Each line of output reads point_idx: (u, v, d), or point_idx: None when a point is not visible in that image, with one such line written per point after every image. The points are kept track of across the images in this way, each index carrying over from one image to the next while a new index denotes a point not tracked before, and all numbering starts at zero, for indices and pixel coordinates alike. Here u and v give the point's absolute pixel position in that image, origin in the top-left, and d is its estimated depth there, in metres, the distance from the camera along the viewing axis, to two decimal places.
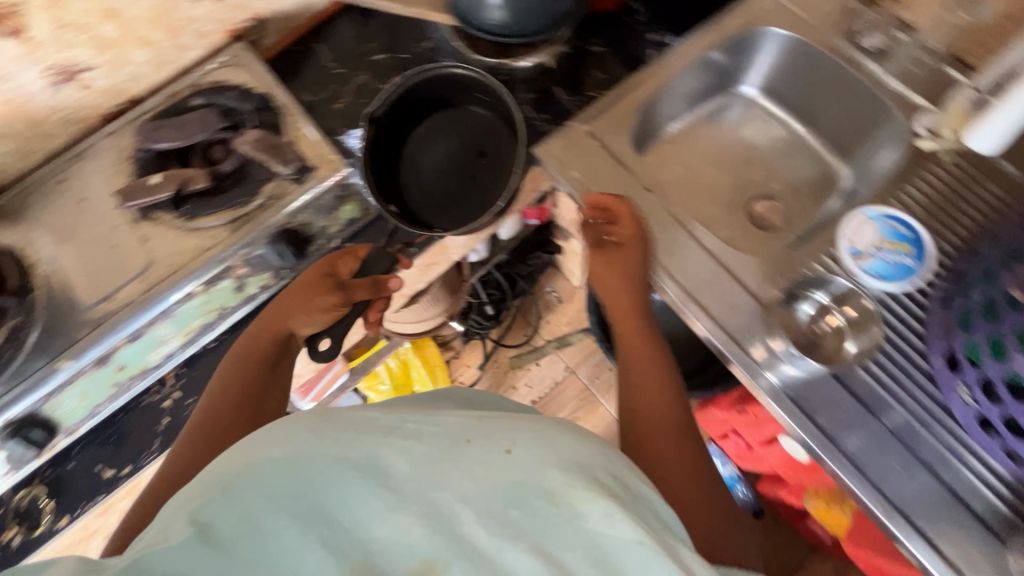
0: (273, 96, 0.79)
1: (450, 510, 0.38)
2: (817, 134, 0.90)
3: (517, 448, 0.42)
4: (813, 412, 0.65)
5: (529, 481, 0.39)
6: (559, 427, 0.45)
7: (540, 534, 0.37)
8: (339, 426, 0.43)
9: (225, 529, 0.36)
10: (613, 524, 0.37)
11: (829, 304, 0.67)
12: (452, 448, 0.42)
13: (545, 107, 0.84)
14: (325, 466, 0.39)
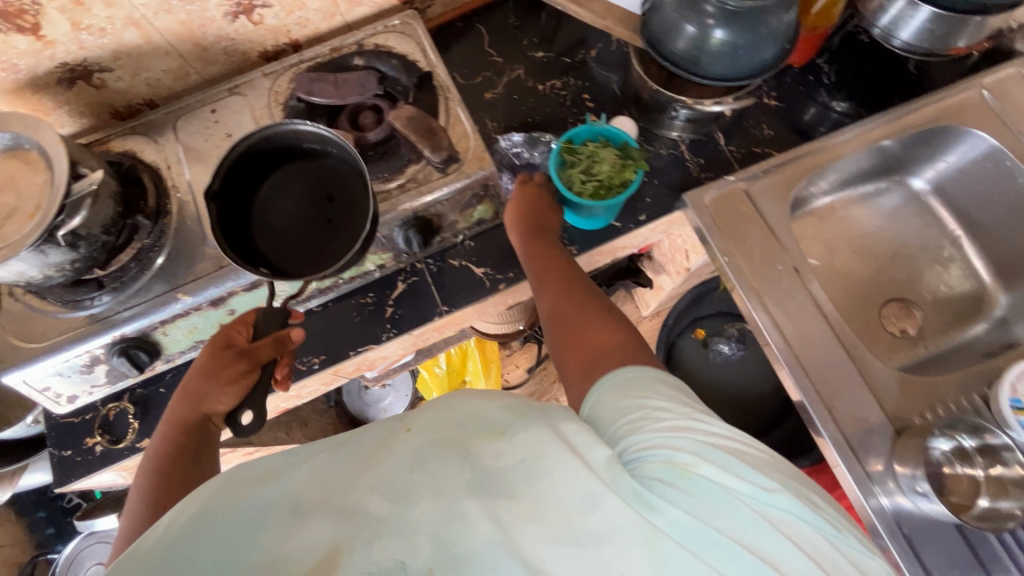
0: (435, 75, 0.76)
1: (362, 502, 0.36)
2: (978, 249, 0.83)
3: (417, 427, 0.40)
4: (919, 546, 0.60)
5: (428, 446, 0.38)
6: (462, 396, 0.43)
7: (438, 488, 0.36)
8: (255, 464, 0.40)
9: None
10: (520, 441, 0.38)
11: (971, 450, 0.62)
12: (361, 450, 0.40)
13: (702, 150, 0.80)
14: (250, 501, 0.37)
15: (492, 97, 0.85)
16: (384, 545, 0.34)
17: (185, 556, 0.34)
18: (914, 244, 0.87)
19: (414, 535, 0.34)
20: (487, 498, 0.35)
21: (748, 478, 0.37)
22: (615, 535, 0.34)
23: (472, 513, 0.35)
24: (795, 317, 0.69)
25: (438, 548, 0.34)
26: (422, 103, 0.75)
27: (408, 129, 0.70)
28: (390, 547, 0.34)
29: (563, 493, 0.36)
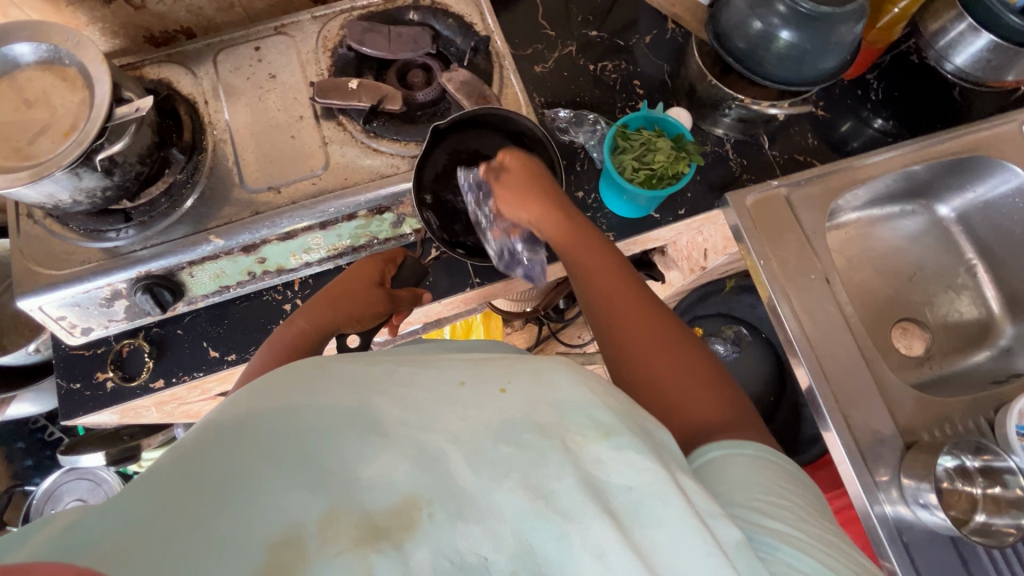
0: (492, 40, 0.75)
1: (438, 453, 0.34)
2: (992, 279, 0.86)
3: (512, 389, 0.38)
4: (914, 553, 0.64)
5: (523, 419, 0.36)
6: (552, 362, 0.41)
7: (530, 471, 0.34)
8: (325, 371, 0.37)
9: (211, 476, 0.32)
10: (628, 459, 0.35)
11: (973, 468, 0.64)
12: (444, 391, 0.38)
13: (746, 152, 0.80)
14: (317, 414, 0.35)
15: (542, 71, 0.83)
16: (466, 534, 0.32)
17: (245, 460, 0.33)
18: (931, 269, 0.89)
19: (499, 523, 0.32)
20: (590, 514, 0.32)
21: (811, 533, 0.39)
22: (688, 550, 0.32)
23: (567, 520, 0.32)
24: (823, 327, 0.71)
25: (520, 550, 0.32)
26: (477, 68, 0.73)
27: (464, 95, 0.69)
28: (471, 539, 0.32)
29: (682, 543, 0.33)
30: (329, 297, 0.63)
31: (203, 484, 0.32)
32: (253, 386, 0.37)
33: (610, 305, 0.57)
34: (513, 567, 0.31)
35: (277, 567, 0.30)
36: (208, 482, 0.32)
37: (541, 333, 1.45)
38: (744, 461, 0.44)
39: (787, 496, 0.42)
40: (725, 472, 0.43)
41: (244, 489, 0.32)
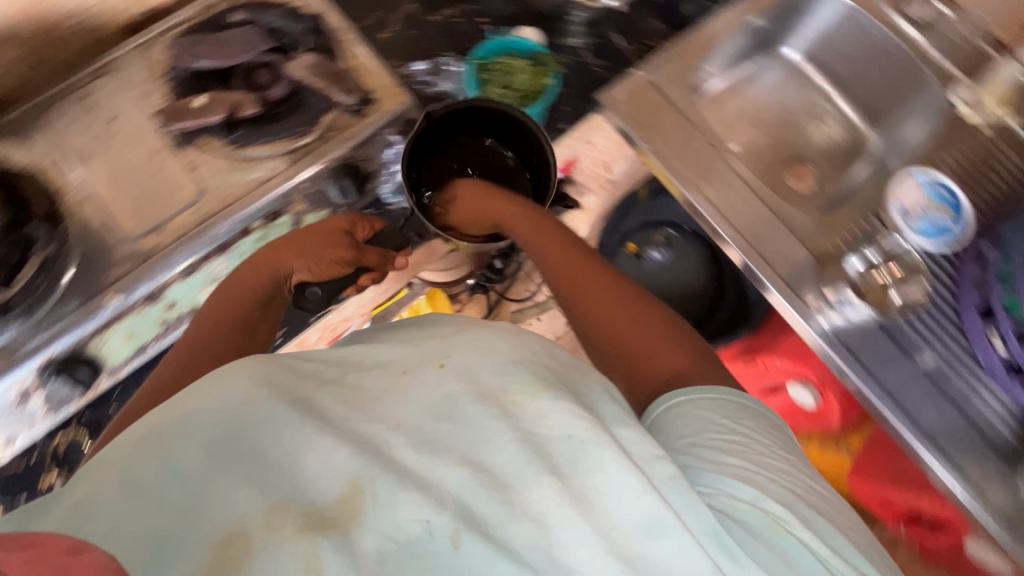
0: (324, 16, 0.73)
1: (381, 440, 0.36)
2: (849, 101, 0.94)
3: (449, 363, 0.41)
4: (859, 352, 0.71)
5: (463, 392, 0.38)
6: (492, 332, 0.44)
7: (472, 447, 0.36)
8: (264, 365, 0.39)
9: (154, 485, 0.34)
10: (558, 410, 0.38)
11: (877, 262, 0.72)
12: (391, 382, 0.40)
13: (604, 53, 0.84)
14: (260, 402, 0.36)
15: (387, 36, 0.82)
16: (407, 504, 0.33)
17: (183, 465, 0.34)
18: (799, 109, 0.96)
19: (441, 491, 0.34)
20: (526, 480, 0.35)
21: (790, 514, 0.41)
22: (621, 489, 0.35)
23: (505, 491, 0.34)
24: (717, 185, 0.76)
25: (462, 509, 0.34)
26: (319, 48, 0.71)
27: (314, 76, 0.70)
28: (413, 507, 0.33)
29: (620, 484, 0.35)
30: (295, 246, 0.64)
31: (165, 466, 0.34)
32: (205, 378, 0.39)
33: (588, 286, 0.60)
34: (455, 526, 0.33)
35: (221, 561, 0.31)
36: (159, 479, 0.34)
37: None
38: (716, 408, 0.48)
39: (779, 481, 0.43)
40: (683, 417, 0.48)
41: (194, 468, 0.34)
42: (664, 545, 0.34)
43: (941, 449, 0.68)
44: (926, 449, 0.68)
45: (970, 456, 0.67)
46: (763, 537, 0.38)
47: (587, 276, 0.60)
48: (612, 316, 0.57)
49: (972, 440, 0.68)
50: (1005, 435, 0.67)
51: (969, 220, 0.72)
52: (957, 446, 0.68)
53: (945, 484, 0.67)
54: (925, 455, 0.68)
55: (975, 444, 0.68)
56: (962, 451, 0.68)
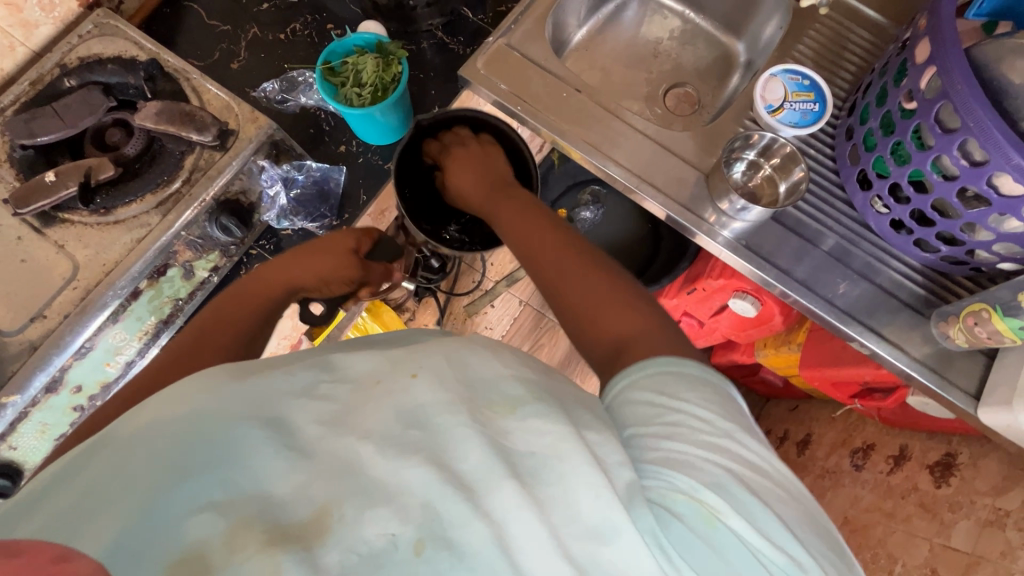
0: (161, 60, 0.71)
1: (352, 450, 0.35)
2: (708, 19, 0.97)
3: (422, 372, 0.40)
4: (767, 254, 0.73)
5: (433, 403, 0.38)
6: (466, 348, 0.44)
7: (434, 449, 0.35)
8: (243, 378, 0.40)
9: (109, 493, 0.33)
10: (533, 428, 0.38)
11: (757, 159, 0.77)
12: (362, 392, 0.40)
13: (457, 30, 0.84)
14: (228, 420, 0.36)
15: (239, 66, 0.81)
16: (374, 517, 0.32)
17: (147, 477, 0.33)
18: (666, 38, 0.98)
19: (407, 499, 0.33)
20: (491, 485, 0.34)
21: (742, 509, 0.38)
22: (572, 480, 0.36)
23: (473, 496, 0.34)
24: (594, 128, 0.77)
25: (425, 517, 0.33)
26: (164, 94, 0.69)
27: (163, 122, 0.66)
28: (380, 520, 0.32)
29: (586, 480, 0.36)
30: (302, 259, 0.65)
31: (130, 473, 0.34)
32: (173, 389, 0.40)
33: (551, 257, 0.59)
34: (418, 537, 0.32)
35: None
36: (119, 488, 0.33)
37: (440, 301, 1.47)
38: (658, 388, 0.45)
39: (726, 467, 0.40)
40: (628, 401, 0.45)
41: (150, 482, 0.33)
42: (615, 551, 0.34)
43: (863, 321, 0.71)
44: (849, 325, 0.71)
45: (889, 320, 0.71)
46: (700, 530, 0.37)
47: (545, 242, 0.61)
48: (575, 287, 0.57)
49: (887, 305, 0.71)
50: (915, 291, 0.71)
51: (828, 98, 0.75)
52: (874, 314, 0.71)
53: (873, 352, 0.71)
54: (849, 330, 0.71)
55: (890, 308, 0.71)
56: (880, 318, 0.71)
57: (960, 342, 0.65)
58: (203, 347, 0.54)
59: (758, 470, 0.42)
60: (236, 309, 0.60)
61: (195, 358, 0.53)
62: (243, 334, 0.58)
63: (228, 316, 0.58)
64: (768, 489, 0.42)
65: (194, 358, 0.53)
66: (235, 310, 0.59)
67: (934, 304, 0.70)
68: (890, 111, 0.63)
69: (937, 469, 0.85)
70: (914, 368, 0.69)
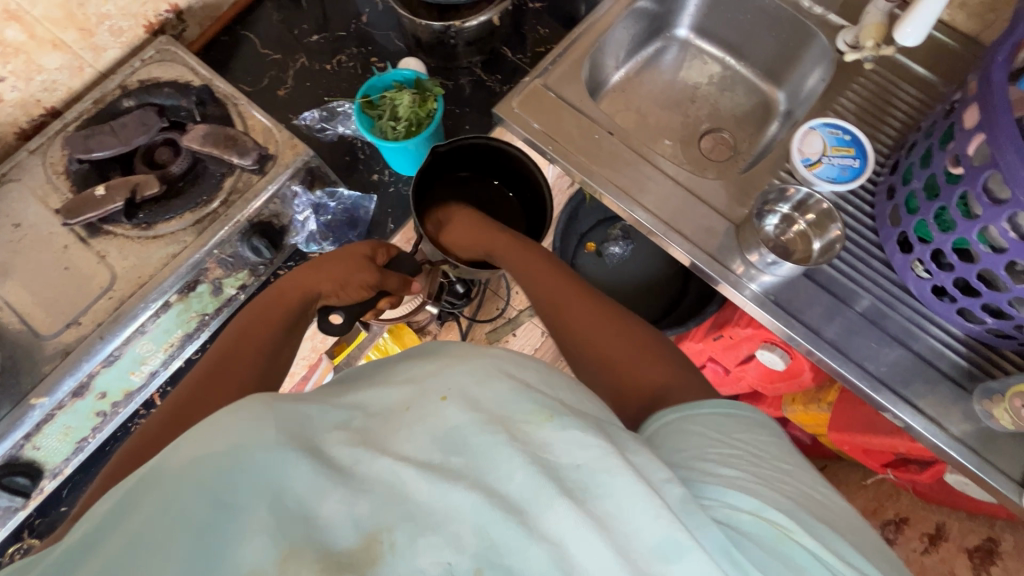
0: (213, 86, 0.75)
1: (393, 476, 0.34)
2: (749, 67, 0.96)
3: (452, 393, 0.38)
4: (795, 312, 0.71)
5: (469, 423, 0.36)
6: (485, 361, 0.41)
7: (478, 474, 0.34)
8: (275, 404, 0.38)
9: (156, 529, 0.32)
10: (571, 440, 0.36)
11: (791, 214, 0.74)
12: (392, 418, 0.39)
13: (495, 68, 0.86)
14: (269, 448, 0.35)
15: (284, 93, 0.84)
16: (427, 545, 0.31)
17: (194, 513, 0.33)
18: (705, 83, 0.98)
19: (458, 526, 0.32)
20: (542, 505, 0.33)
21: (813, 535, 0.38)
22: (635, 506, 0.33)
23: (521, 517, 0.32)
24: (624, 171, 0.77)
25: (483, 545, 0.31)
26: (212, 118, 0.73)
27: (208, 145, 0.70)
28: (432, 548, 0.31)
29: (643, 507, 0.33)
30: (318, 265, 0.67)
31: (174, 508, 0.33)
32: (216, 416, 0.38)
33: (568, 308, 0.61)
34: (477, 566, 0.31)
35: None
36: (165, 523, 0.32)
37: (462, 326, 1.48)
38: (712, 424, 0.46)
39: (784, 486, 0.41)
40: (677, 433, 0.45)
41: (204, 514, 0.33)
42: (679, 570, 0.32)
43: (898, 391, 0.67)
44: (882, 395, 0.67)
45: (928, 391, 0.67)
46: (771, 547, 0.36)
47: (566, 291, 0.63)
48: (593, 343, 0.57)
49: (925, 375, 0.67)
50: (956, 363, 0.67)
51: (870, 154, 0.73)
52: (911, 385, 0.67)
53: (908, 425, 0.66)
54: (882, 400, 0.67)
55: (929, 379, 0.67)
56: (919, 390, 0.67)
57: (1005, 424, 0.61)
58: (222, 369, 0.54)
59: (813, 494, 0.42)
60: (262, 324, 0.61)
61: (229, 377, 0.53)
62: (268, 347, 0.59)
63: (251, 327, 0.60)
64: (831, 517, 0.41)
65: (227, 378, 0.53)
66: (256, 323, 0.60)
67: (977, 377, 0.66)
68: (934, 174, 0.60)
69: (977, 554, 0.79)
70: (952, 446, 0.64)
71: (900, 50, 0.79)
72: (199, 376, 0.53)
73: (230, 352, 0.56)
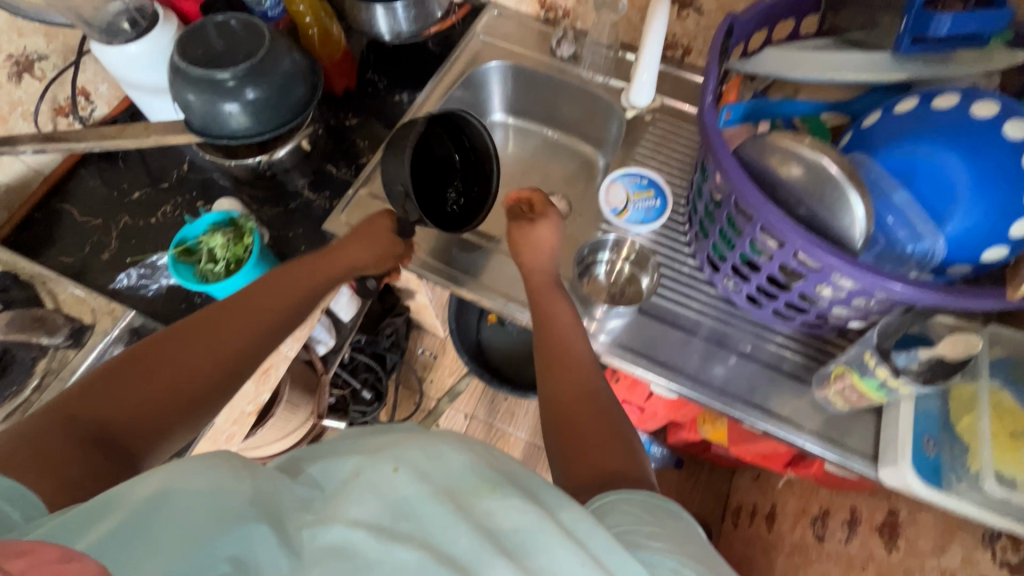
0: (18, 269, 0.72)
1: (342, 540, 0.35)
2: (565, 133, 1.06)
3: (404, 465, 0.38)
4: (644, 349, 0.74)
5: (416, 492, 0.36)
6: (443, 438, 0.41)
7: (427, 536, 0.35)
8: (261, 472, 0.39)
9: (142, 541, 0.32)
10: (512, 505, 0.37)
11: (614, 258, 0.80)
12: (346, 480, 0.38)
13: (323, 186, 0.88)
14: (251, 506, 0.35)
15: (108, 256, 0.81)
16: None
17: (176, 542, 0.32)
18: (532, 155, 1.07)
19: None
20: (483, 564, 0.34)
21: None
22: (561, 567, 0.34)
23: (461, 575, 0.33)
24: (460, 255, 0.81)
25: None
26: (16, 302, 0.69)
27: (11, 331, 0.66)
28: None
29: (568, 566, 0.34)
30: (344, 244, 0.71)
31: (161, 532, 0.33)
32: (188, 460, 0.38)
33: (562, 368, 0.64)
34: None
35: None
36: (150, 541, 0.32)
37: None
38: (648, 507, 0.46)
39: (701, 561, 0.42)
40: (611, 513, 0.45)
41: (185, 543, 0.33)
42: None
43: (750, 402, 0.70)
44: (737, 409, 0.70)
45: (777, 393, 0.70)
46: None
47: (563, 347, 0.66)
48: (570, 411, 0.59)
49: (771, 378, 0.71)
50: (794, 359, 0.72)
51: (667, 192, 0.81)
52: (761, 392, 0.70)
53: (766, 430, 0.69)
54: (737, 413, 0.69)
55: (774, 381, 0.71)
56: (770, 395, 0.70)
57: (842, 405, 0.65)
58: (179, 359, 0.51)
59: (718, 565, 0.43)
60: (276, 288, 0.62)
61: (199, 385, 0.50)
62: (258, 338, 0.57)
63: (270, 290, 0.62)
64: None
65: (196, 381, 0.50)
66: (275, 292, 0.62)
67: (813, 368, 0.71)
68: (708, 202, 0.68)
69: (886, 530, 0.81)
70: (811, 441, 0.67)
71: (673, 99, 0.90)
72: (194, 327, 0.54)
73: (200, 334, 0.53)
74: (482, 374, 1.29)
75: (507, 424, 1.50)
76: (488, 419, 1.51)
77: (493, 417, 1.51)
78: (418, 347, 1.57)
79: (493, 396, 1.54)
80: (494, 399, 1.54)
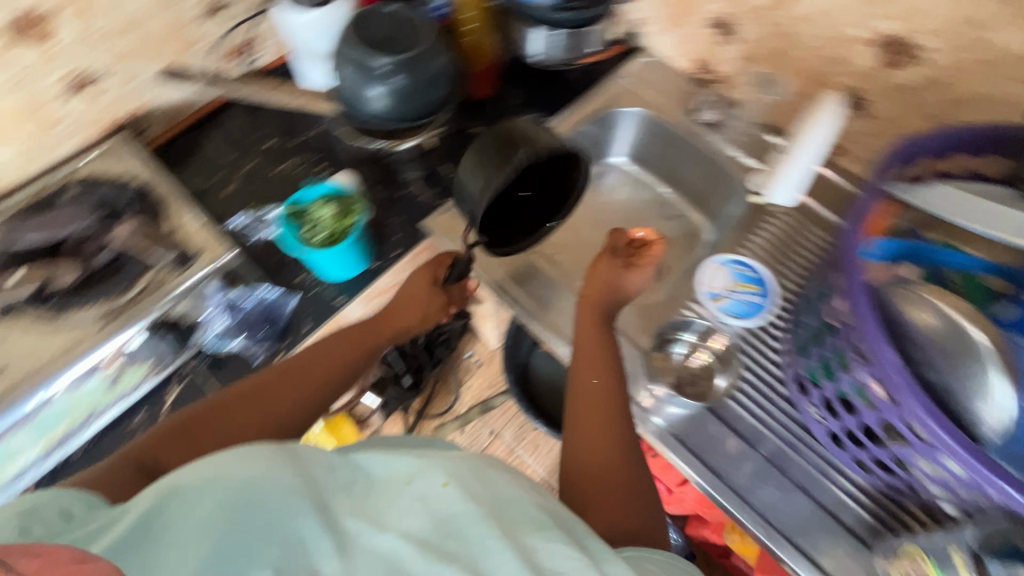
0: (154, 185, 0.80)
1: (393, 546, 0.38)
2: (681, 194, 1.02)
3: (453, 483, 0.42)
4: (697, 448, 0.69)
5: (467, 513, 0.40)
6: (485, 464, 0.47)
7: (475, 559, 0.38)
8: (306, 462, 0.43)
9: (174, 531, 0.37)
10: (556, 550, 0.39)
11: (697, 342, 0.77)
12: (397, 491, 0.42)
13: (434, 182, 0.90)
14: (289, 489, 0.39)
15: (229, 192, 0.88)
16: None
17: (213, 529, 0.37)
18: (640, 206, 1.04)
19: None
20: None
21: None
22: None
23: None
24: (540, 290, 0.80)
25: None
26: (144, 212, 0.77)
27: (134, 240, 0.74)
28: None
29: None
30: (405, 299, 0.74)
31: (201, 515, 0.37)
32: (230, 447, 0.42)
33: (587, 414, 0.63)
34: None
35: None
36: (198, 526, 0.37)
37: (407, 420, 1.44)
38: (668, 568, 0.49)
39: None
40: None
41: (221, 529, 0.37)
42: None
43: (795, 542, 0.64)
44: (780, 545, 0.64)
45: (830, 544, 0.64)
46: None
47: (596, 406, 0.63)
48: (592, 465, 0.60)
49: (826, 526, 0.65)
50: (861, 516, 0.64)
51: (774, 292, 0.76)
52: (809, 534, 0.65)
53: None
54: (778, 549, 0.64)
55: (830, 530, 0.64)
56: (817, 541, 0.64)
57: None
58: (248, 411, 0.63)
59: None
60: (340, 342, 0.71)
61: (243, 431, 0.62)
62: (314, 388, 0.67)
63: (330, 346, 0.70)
64: None
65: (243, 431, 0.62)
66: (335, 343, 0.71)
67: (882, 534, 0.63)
68: (818, 322, 0.63)
69: None
70: None
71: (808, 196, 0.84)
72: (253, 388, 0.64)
73: (263, 396, 0.64)
74: (521, 400, 1.27)
75: (528, 455, 1.47)
76: (511, 443, 1.49)
77: (517, 443, 1.49)
78: (467, 350, 1.57)
79: (523, 422, 1.52)
80: (523, 425, 1.51)
